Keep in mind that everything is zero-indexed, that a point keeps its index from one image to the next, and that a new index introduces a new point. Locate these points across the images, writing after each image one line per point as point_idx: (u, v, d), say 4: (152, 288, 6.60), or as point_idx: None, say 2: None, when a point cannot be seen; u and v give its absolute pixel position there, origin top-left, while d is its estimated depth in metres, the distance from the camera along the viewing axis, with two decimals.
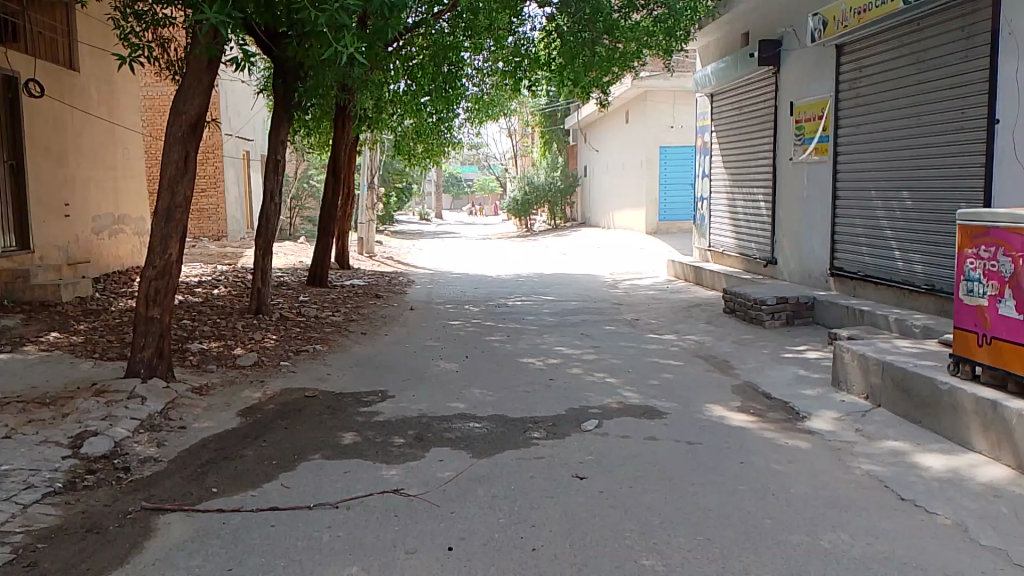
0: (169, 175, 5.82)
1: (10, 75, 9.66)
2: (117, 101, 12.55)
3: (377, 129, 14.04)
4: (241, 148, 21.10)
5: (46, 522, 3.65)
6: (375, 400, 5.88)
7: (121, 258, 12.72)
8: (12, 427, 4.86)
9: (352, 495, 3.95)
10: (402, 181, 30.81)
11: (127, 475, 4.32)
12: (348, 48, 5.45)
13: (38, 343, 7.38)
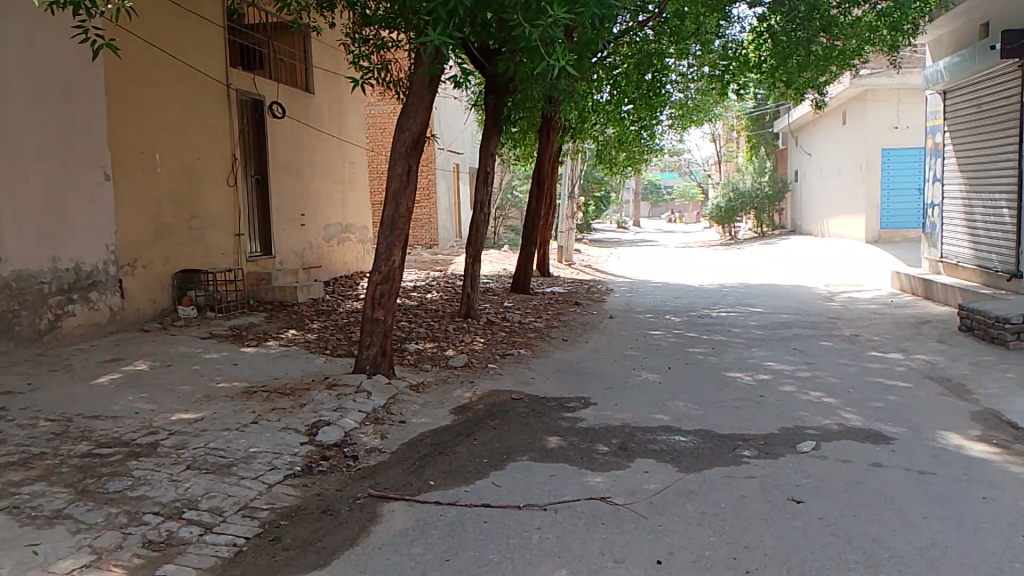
0: (393, 188, 6.27)
1: (257, 98, 10.86)
2: (346, 119, 13.72)
3: (580, 138, 14.24)
4: (452, 161, 22.23)
5: (288, 501, 4.07)
6: (579, 406, 5.96)
7: (347, 264, 13.88)
8: (259, 413, 5.46)
9: (559, 499, 4.03)
10: (602, 189, 31.06)
11: (355, 464, 4.70)
12: (560, 61, 5.57)
13: (279, 339, 8.24)
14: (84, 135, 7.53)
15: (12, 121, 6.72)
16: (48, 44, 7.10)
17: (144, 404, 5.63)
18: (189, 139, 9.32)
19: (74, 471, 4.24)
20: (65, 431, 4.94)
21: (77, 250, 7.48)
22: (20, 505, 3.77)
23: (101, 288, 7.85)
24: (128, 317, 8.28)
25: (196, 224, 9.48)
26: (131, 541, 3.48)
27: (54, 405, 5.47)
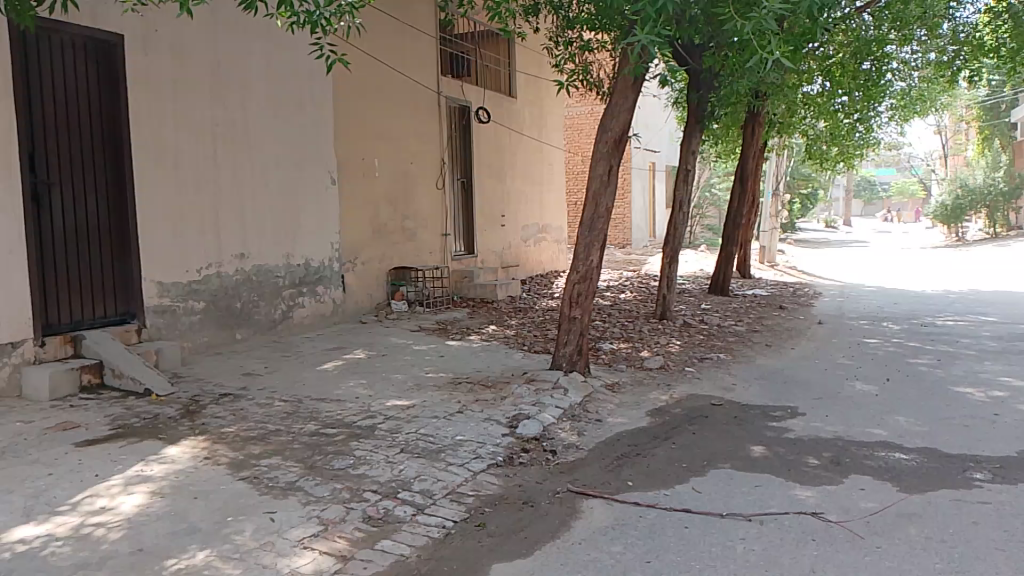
0: (594, 188, 6.32)
1: (465, 104, 11.38)
2: (546, 121, 14.02)
3: (787, 133, 13.53)
4: (649, 160, 22.00)
5: (492, 490, 4.24)
6: (785, 415, 5.69)
7: (544, 263, 14.19)
8: (464, 404, 5.74)
9: (765, 510, 3.88)
10: (808, 186, 29.38)
11: (554, 458, 4.80)
12: (773, 54, 5.31)
13: (481, 334, 8.59)
14: (314, 143, 8.28)
15: (257, 132, 7.53)
16: (287, 62, 7.88)
17: (362, 390, 6.11)
18: (404, 145, 9.95)
19: (304, 448, 4.69)
20: (296, 410, 5.48)
21: (306, 247, 8.25)
22: (260, 475, 4.24)
23: (326, 283, 8.60)
24: (348, 310, 9.01)
25: (409, 224, 10.11)
26: (352, 515, 3.79)
27: (287, 387, 6.08)
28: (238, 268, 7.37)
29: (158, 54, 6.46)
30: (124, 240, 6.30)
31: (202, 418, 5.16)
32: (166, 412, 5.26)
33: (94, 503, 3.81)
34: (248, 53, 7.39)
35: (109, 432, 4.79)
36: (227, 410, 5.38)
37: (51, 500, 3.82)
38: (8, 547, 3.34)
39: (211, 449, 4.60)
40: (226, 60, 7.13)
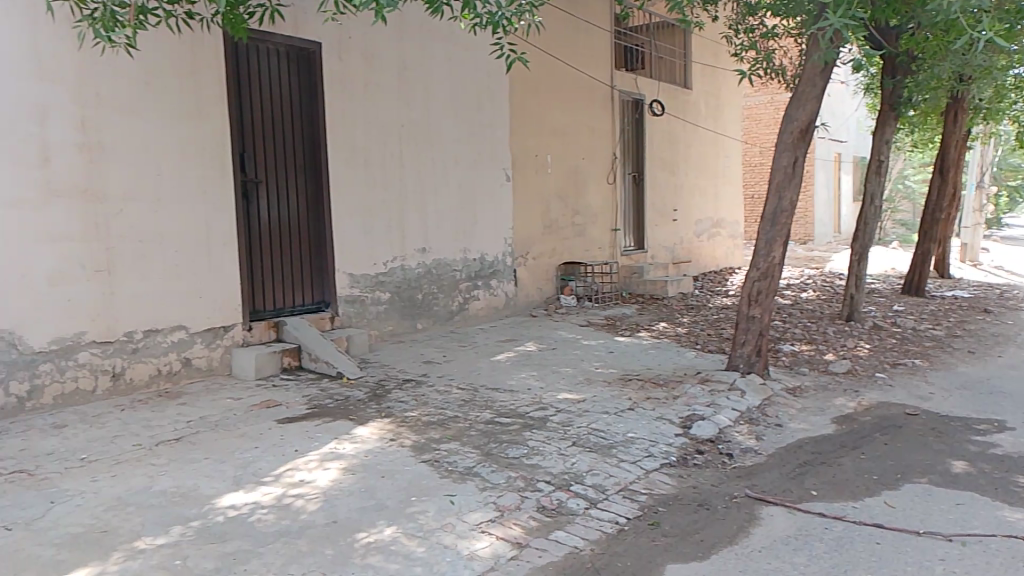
0: (778, 180, 6.04)
1: (639, 97, 11.26)
2: (723, 112, 13.57)
3: (997, 118, 12.26)
4: (834, 150, 20.71)
5: (665, 489, 4.18)
6: (992, 430, 5.18)
7: (717, 259, 13.77)
8: (635, 401, 5.69)
9: (969, 531, 3.55)
10: (1019, 177, 26.50)
11: (731, 461, 4.65)
12: (988, 32, 4.81)
13: (652, 330, 8.49)
14: (491, 140, 8.52)
15: (439, 130, 7.85)
16: (467, 62, 8.16)
17: (535, 382, 6.22)
18: (577, 140, 10.01)
19: (481, 435, 4.85)
20: (472, 399, 5.67)
21: (482, 241, 8.51)
22: (440, 459, 4.43)
23: (500, 277, 8.84)
24: (520, 304, 9.21)
25: (580, 220, 10.16)
26: (527, 504, 3.87)
27: (463, 376, 6.31)
28: (420, 261, 7.73)
29: (351, 59, 6.90)
30: (320, 234, 6.78)
31: (386, 402, 5.48)
32: (355, 394, 5.62)
33: (292, 475, 4.15)
34: (432, 54, 7.73)
35: (305, 411, 5.20)
36: (409, 396, 5.67)
37: (256, 470, 4.20)
38: (222, 511, 3.71)
39: (395, 432, 4.86)
40: (412, 62, 7.49)
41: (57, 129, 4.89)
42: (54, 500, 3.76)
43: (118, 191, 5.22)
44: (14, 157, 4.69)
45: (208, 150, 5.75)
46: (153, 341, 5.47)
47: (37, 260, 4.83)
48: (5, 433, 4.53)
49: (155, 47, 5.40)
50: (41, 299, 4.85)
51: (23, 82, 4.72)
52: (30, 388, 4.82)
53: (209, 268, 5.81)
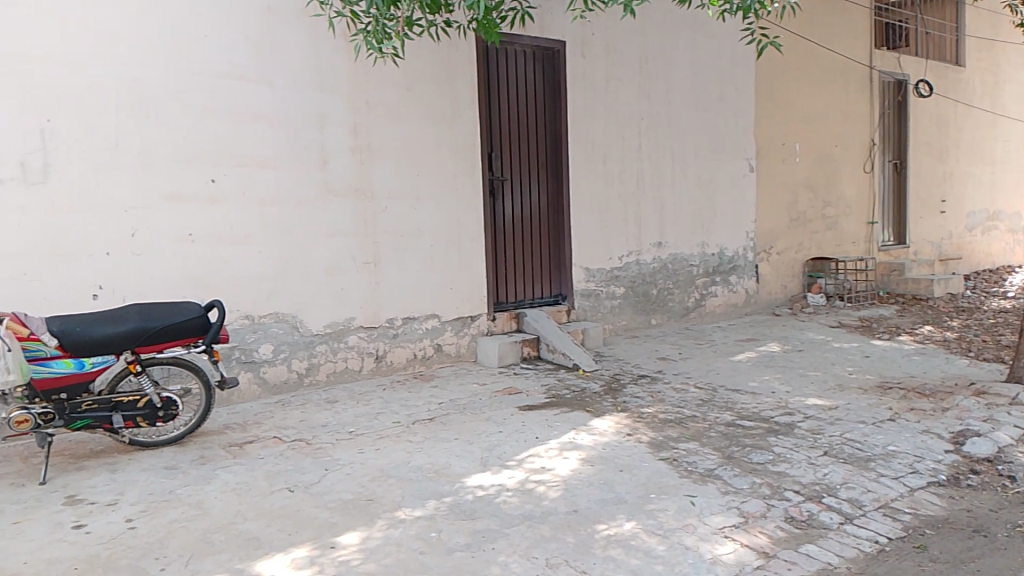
0: None
1: (902, 78, 10.26)
2: (1003, 90, 11.98)
3: None
4: None
5: (932, 510, 3.77)
6: None
7: (993, 256, 12.20)
8: (896, 411, 5.20)
9: None
10: None
11: (1014, 485, 4.09)
12: None
13: (913, 334, 7.72)
14: (734, 130, 8.20)
15: (680, 122, 7.70)
16: (711, 51, 7.92)
17: (779, 385, 5.90)
18: (829, 128, 9.34)
19: (721, 437, 4.70)
20: (711, 399, 5.51)
21: (721, 236, 8.23)
22: (679, 458, 4.35)
23: (740, 272, 8.50)
24: (761, 301, 8.79)
25: (830, 212, 9.47)
26: (774, 513, 3.68)
27: (701, 374, 6.14)
28: (656, 255, 7.65)
29: (595, 55, 6.99)
30: (559, 229, 6.94)
31: (623, 396, 5.48)
32: (592, 387, 5.69)
33: (534, 462, 4.29)
34: (675, 45, 7.60)
35: (545, 400, 5.35)
36: (645, 391, 5.63)
37: (501, 454, 4.40)
38: (471, 490, 3.93)
39: (633, 427, 4.85)
40: (654, 55, 7.42)
41: (334, 135, 5.44)
42: (328, 468, 4.20)
43: (383, 190, 5.71)
44: (299, 161, 5.30)
45: (460, 150, 6.11)
46: (409, 328, 5.93)
47: (315, 253, 5.41)
48: (288, 405, 5.14)
49: (417, 55, 5.83)
50: (319, 287, 5.44)
51: (307, 94, 5.31)
52: (309, 365, 5.42)
53: (459, 261, 6.17)
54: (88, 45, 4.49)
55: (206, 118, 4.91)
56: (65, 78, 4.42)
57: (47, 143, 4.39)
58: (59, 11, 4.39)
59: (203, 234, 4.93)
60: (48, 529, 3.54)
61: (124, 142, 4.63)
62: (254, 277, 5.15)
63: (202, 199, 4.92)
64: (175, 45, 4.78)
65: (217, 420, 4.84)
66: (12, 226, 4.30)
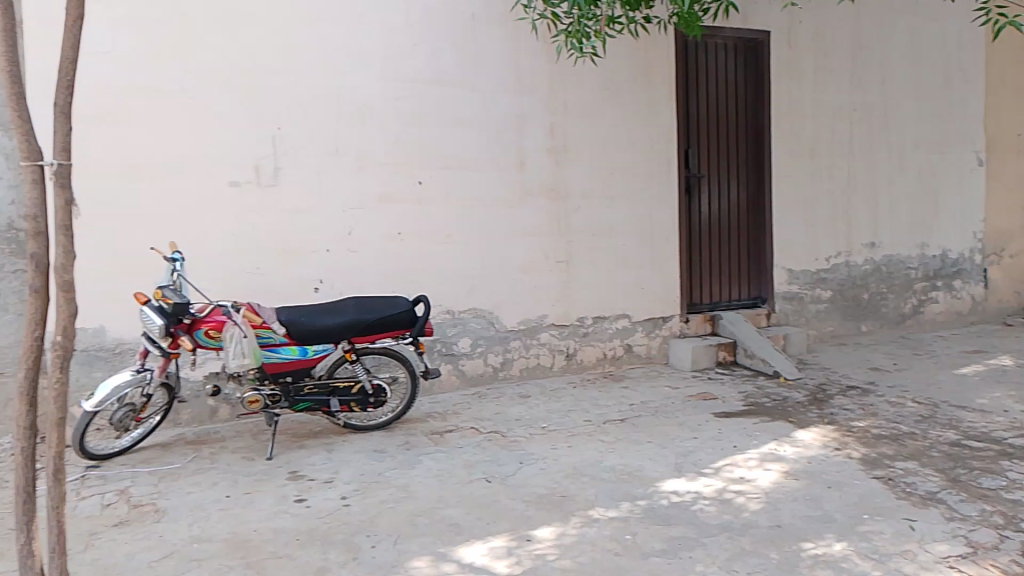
0: None
1: None
2: None
3: None
4: None
5: None
6: None
7: None
8: None
9: None
10: None
11: None
12: None
13: None
14: (960, 119, 7.45)
15: (896, 112, 7.11)
16: (934, 35, 7.25)
17: (1014, 404, 5.27)
18: None
19: (944, 457, 4.28)
20: (932, 415, 5.03)
21: (944, 236, 7.50)
22: (894, 478, 4.01)
23: (965, 277, 7.70)
24: (990, 309, 7.91)
25: None
26: (1009, 545, 3.29)
27: (919, 388, 5.63)
28: (868, 257, 7.11)
29: (803, 44, 6.62)
30: (759, 228, 6.65)
31: (829, 408, 5.14)
32: (794, 396, 5.39)
33: (733, 471, 4.13)
34: (893, 29, 7.03)
35: (743, 408, 5.14)
36: (855, 404, 5.25)
37: (697, 460, 4.28)
38: (666, 495, 3.85)
39: (842, 441, 4.53)
40: (869, 41, 6.90)
41: (532, 136, 5.55)
42: (523, 462, 4.29)
43: (578, 189, 5.75)
44: (499, 162, 5.45)
45: (657, 147, 6.02)
46: (601, 327, 5.93)
47: (513, 251, 5.55)
48: (484, 398, 5.31)
49: (616, 54, 5.81)
50: (515, 285, 5.57)
51: (508, 97, 5.45)
52: (504, 360, 5.57)
53: (652, 260, 6.08)
54: (313, 57, 4.88)
55: (415, 122, 5.18)
56: (294, 88, 4.84)
57: (277, 148, 4.82)
58: (288, 28, 4.81)
59: (411, 232, 5.21)
60: (274, 501, 3.90)
61: (343, 147, 4.99)
62: (456, 274, 5.37)
63: (410, 199, 5.20)
64: (388, 55, 5.07)
65: (420, 409, 5.10)
66: (251, 225, 4.77)
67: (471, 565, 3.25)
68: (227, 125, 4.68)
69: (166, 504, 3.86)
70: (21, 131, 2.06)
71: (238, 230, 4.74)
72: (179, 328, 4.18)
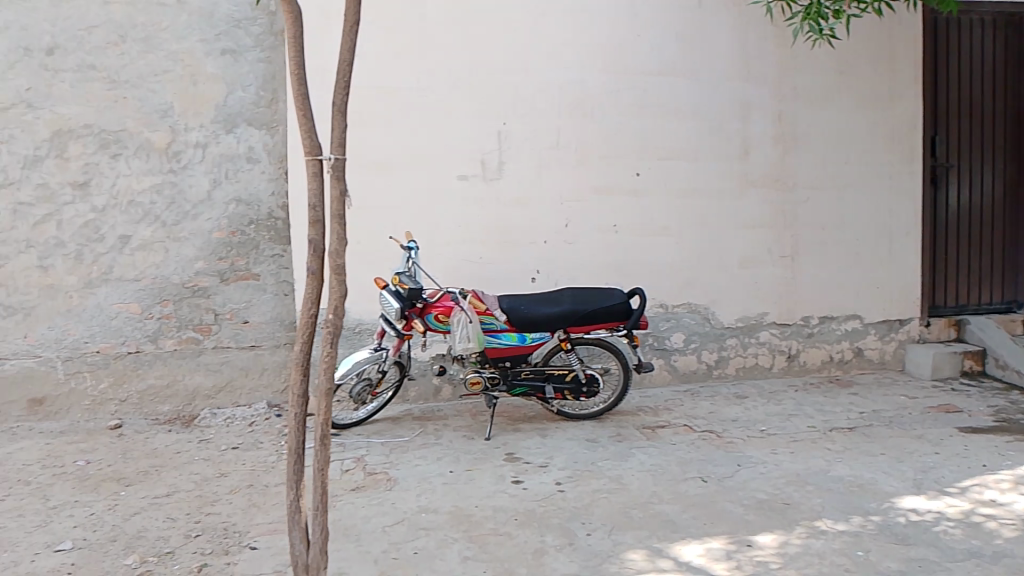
0: None
1: None
2: None
3: None
4: None
5: None
6: None
7: None
8: None
9: None
10: None
11: None
12: None
13: None
14: None
15: None
16: None
17: None
18: None
19: None
20: None
21: None
22: None
23: None
24: None
25: None
26: None
27: None
28: None
29: None
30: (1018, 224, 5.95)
31: None
32: None
33: (982, 493, 3.75)
34: None
35: (993, 424, 4.64)
36: None
37: (938, 478, 3.92)
38: (902, 513, 3.57)
39: None
40: None
41: (758, 125, 5.34)
42: (741, 464, 4.16)
43: (805, 180, 5.45)
44: (720, 153, 5.30)
45: (896, 135, 5.57)
46: (827, 327, 5.59)
47: (732, 245, 5.38)
48: (698, 395, 5.21)
49: (852, 35, 5.44)
50: (733, 280, 5.40)
51: (733, 85, 5.28)
52: (719, 358, 5.42)
53: (887, 257, 5.63)
54: (538, 52, 4.99)
55: (635, 114, 5.15)
56: (520, 83, 4.99)
57: (502, 143, 4.99)
58: (517, 25, 4.95)
59: (626, 225, 5.21)
60: (494, 480, 4.07)
61: (564, 140, 5.07)
62: (672, 267, 5.29)
63: (628, 190, 5.19)
64: (611, 46, 5.08)
65: (632, 402, 5.10)
66: (477, 216, 4.99)
67: (688, 564, 3.21)
68: (456, 121, 4.92)
69: (397, 474, 4.15)
70: (305, 127, 2.26)
71: (464, 221, 4.98)
72: (413, 312, 4.46)
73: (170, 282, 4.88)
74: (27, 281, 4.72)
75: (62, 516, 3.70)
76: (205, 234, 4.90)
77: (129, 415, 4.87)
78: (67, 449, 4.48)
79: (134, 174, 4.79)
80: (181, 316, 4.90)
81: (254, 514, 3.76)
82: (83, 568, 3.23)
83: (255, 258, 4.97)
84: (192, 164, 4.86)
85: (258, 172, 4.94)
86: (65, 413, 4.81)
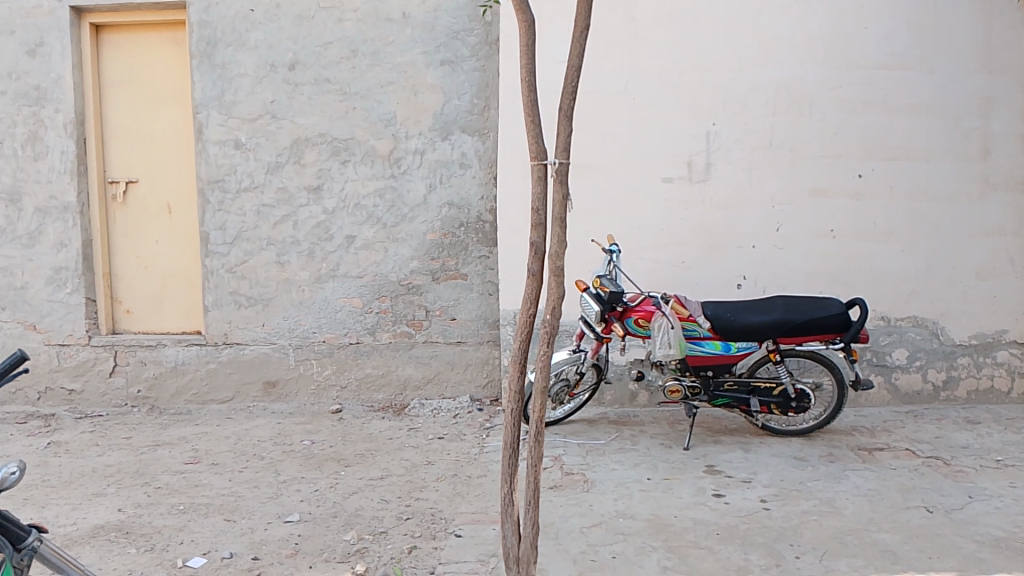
0: None
1: None
2: None
3: None
4: None
5: None
6: None
7: None
8: None
9: None
10: None
11: None
12: None
13: None
14: None
15: None
16: None
17: None
18: None
19: None
20: None
21: None
22: None
23: None
24: None
25: None
26: None
27: None
28: None
29: None
30: None
31: None
32: None
33: None
34: None
35: None
36: None
37: None
38: None
39: None
40: None
41: (1001, 121, 4.85)
42: (973, 495, 3.78)
43: None
44: (955, 152, 4.86)
45: None
46: None
47: (966, 254, 4.91)
48: (921, 417, 4.80)
49: None
50: (967, 293, 4.93)
51: (974, 78, 4.82)
52: (948, 378, 4.97)
53: None
54: (753, 49, 4.81)
55: (859, 111, 4.83)
56: (732, 82, 4.84)
57: (711, 144, 4.87)
58: (732, 22, 4.80)
59: (844, 231, 4.90)
60: (693, 491, 3.98)
61: (777, 141, 4.86)
62: (895, 277, 4.91)
63: (847, 194, 4.88)
64: (834, 40, 4.79)
65: (845, 420, 4.80)
66: (682, 219, 4.91)
67: None
68: (665, 123, 4.87)
69: (594, 476, 4.18)
70: (533, 133, 2.33)
71: (668, 225, 4.91)
72: (613, 315, 4.43)
73: (388, 280, 5.23)
74: (266, 275, 5.25)
75: (291, 490, 4.09)
76: (420, 235, 5.21)
77: (348, 401, 5.29)
78: (294, 429, 4.94)
79: (360, 179, 5.18)
80: (397, 311, 5.24)
81: (459, 502, 3.94)
82: (309, 539, 3.55)
83: (464, 259, 5.22)
84: (411, 169, 5.18)
85: (470, 177, 5.17)
86: (294, 395, 5.31)
